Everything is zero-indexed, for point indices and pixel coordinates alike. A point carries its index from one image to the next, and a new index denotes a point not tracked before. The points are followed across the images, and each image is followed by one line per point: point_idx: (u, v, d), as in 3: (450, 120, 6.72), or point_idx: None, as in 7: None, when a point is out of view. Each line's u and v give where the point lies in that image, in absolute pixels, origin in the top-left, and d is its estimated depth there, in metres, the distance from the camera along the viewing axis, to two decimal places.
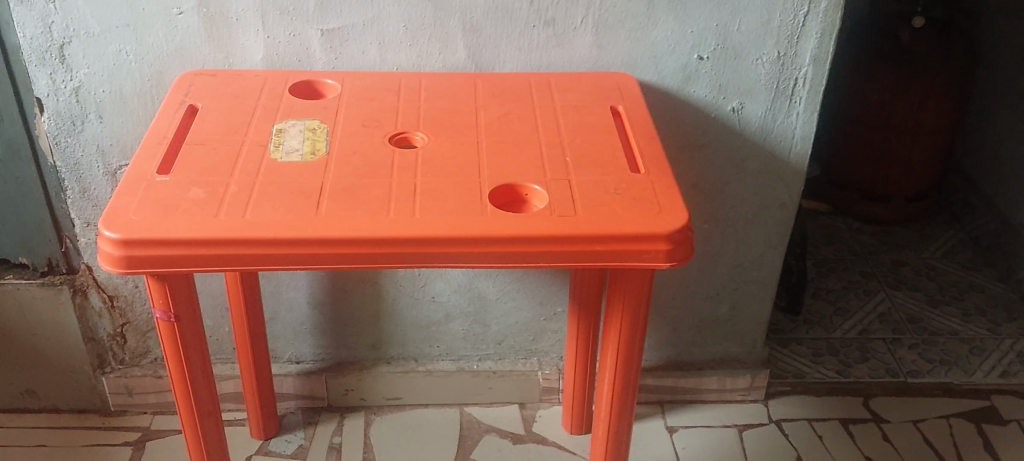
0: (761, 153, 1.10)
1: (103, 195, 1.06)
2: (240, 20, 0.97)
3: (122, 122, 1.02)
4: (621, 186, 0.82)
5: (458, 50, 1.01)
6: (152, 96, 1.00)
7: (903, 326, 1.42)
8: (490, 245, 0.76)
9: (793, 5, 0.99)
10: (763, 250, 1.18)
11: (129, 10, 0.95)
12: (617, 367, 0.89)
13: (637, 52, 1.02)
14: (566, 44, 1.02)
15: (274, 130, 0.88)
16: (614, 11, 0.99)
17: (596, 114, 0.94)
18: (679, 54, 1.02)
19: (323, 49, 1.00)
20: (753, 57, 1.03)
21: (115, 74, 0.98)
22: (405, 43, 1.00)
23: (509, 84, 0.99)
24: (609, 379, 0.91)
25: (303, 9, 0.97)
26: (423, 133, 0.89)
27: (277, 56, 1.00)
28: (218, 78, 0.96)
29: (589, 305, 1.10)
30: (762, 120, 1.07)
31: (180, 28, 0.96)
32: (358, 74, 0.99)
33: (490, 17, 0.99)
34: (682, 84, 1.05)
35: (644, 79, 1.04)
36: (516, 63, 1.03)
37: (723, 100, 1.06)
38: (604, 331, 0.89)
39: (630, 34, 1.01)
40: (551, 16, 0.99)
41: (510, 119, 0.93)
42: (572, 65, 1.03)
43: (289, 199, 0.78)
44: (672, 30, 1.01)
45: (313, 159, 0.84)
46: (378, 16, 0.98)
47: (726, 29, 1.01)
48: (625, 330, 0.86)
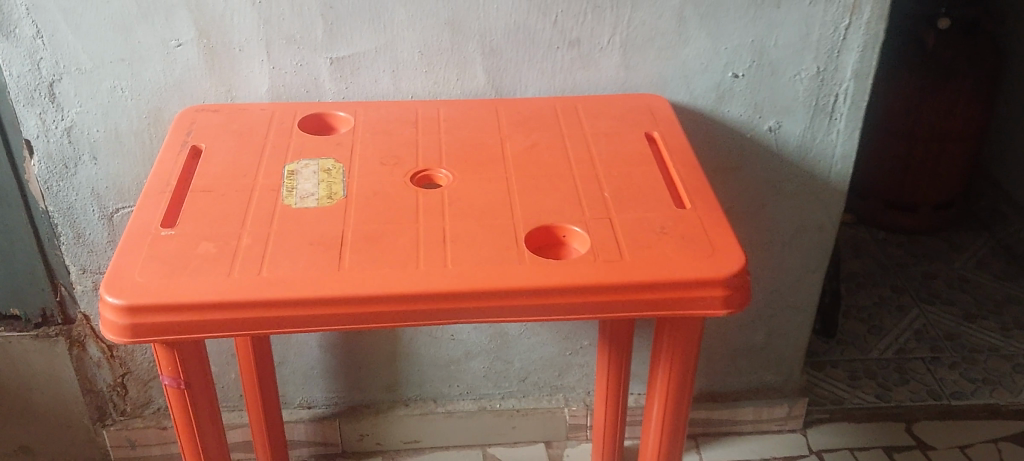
0: (801, 174, 1.03)
1: (100, 242, 0.99)
2: (244, 51, 0.89)
3: (118, 163, 0.94)
4: (668, 223, 0.75)
5: (478, 75, 0.94)
6: (151, 135, 0.93)
7: (940, 343, 1.36)
8: (531, 298, 0.69)
9: (833, 18, 0.93)
10: (801, 274, 1.10)
11: (124, 43, 0.87)
12: (668, 395, 0.83)
13: (668, 72, 0.95)
14: (593, 65, 0.95)
15: (285, 172, 0.81)
16: (643, 29, 0.92)
17: (630, 141, 0.87)
18: (712, 72, 0.96)
19: (332, 78, 0.92)
20: (791, 73, 0.96)
21: (109, 112, 0.91)
22: (420, 69, 0.93)
23: (533, 111, 0.92)
24: (660, 405, 0.85)
25: (311, 37, 0.89)
26: (446, 169, 0.82)
27: (283, 88, 0.92)
28: (222, 114, 0.89)
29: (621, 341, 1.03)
30: (801, 139, 1.00)
31: (180, 61, 0.89)
32: (372, 104, 0.92)
33: (511, 38, 0.92)
34: (716, 103, 0.98)
35: (675, 99, 0.97)
36: (540, 87, 0.96)
37: (760, 119, 0.99)
38: (657, 353, 0.82)
39: (660, 53, 0.94)
40: (576, 36, 0.92)
41: (539, 149, 0.86)
42: (598, 86, 0.96)
43: (307, 251, 0.71)
44: (704, 47, 0.94)
45: (330, 204, 0.77)
46: (391, 42, 0.91)
47: (762, 44, 0.94)
48: (678, 359, 0.79)
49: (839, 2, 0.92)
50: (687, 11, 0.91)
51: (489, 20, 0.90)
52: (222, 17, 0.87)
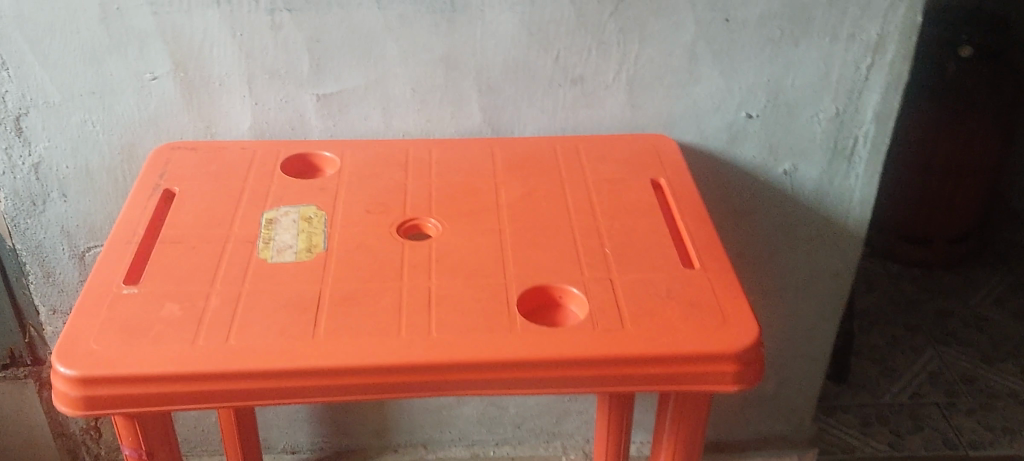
0: (816, 220, 0.97)
1: (70, 281, 0.94)
2: (223, 85, 0.84)
3: (89, 200, 0.89)
4: (674, 287, 0.69)
5: (474, 113, 0.88)
6: (123, 172, 0.88)
7: (956, 387, 1.30)
8: (521, 371, 0.63)
9: (854, 57, 0.87)
10: (815, 322, 1.04)
11: (94, 76, 0.82)
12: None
13: (677, 110, 0.90)
14: (596, 103, 0.89)
15: (264, 220, 0.76)
16: (651, 67, 0.87)
17: (636, 189, 0.81)
18: (725, 112, 0.90)
19: (318, 115, 0.87)
20: (808, 114, 0.90)
21: (79, 147, 0.86)
22: (412, 106, 0.87)
23: (532, 153, 0.86)
24: None
25: (296, 71, 0.84)
26: (436, 219, 0.77)
27: (267, 125, 0.87)
28: (199, 153, 0.83)
29: (625, 407, 0.96)
30: (818, 182, 0.94)
31: (155, 95, 0.84)
32: (359, 144, 0.86)
33: (511, 76, 0.86)
34: (728, 144, 0.92)
35: (684, 139, 0.92)
36: (539, 126, 0.90)
37: (774, 161, 0.93)
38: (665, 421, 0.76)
39: (669, 92, 0.89)
40: (579, 73, 0.87)
41: (537, 197, 0.80)
42: (601, 125, 0.91)
43: (278, 317, 0.65)
44: (716, 85, 0.89)
45: (309, 258, 0.72)
46: (383, 78, 0.85)
47: (779, 83, 0.89)
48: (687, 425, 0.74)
49: (861, 41, 0.86)
50: (699, 48, 0.86)
51: (487, 56, 0.85)
52: (200, 50, 0.81)
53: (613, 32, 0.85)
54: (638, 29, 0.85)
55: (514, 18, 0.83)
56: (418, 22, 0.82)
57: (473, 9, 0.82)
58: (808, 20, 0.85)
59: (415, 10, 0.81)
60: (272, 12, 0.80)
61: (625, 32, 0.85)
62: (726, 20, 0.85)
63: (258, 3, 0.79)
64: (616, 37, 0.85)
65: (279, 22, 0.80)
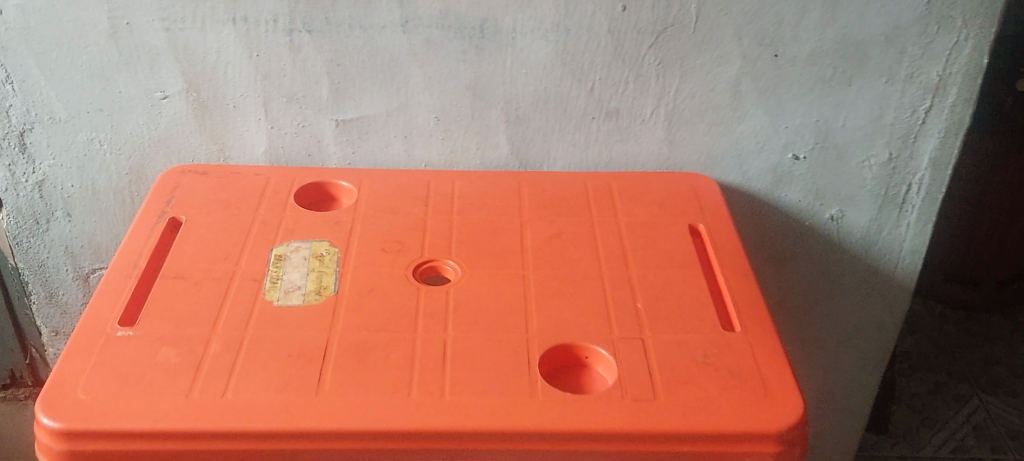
0: (862, 269, 0.91)
1: (73, 302, 0.91)
2: (237, 107, 0.79)
3: (95, 220, 0.85)
4: (711, 352, 0.63)
5: (500, 144, 0.83)
6: (131, 193, 0.84)
7: (1002, 443, 1.23)
8: (542, 443, 0.57)
9: (911, 100, 0.81)
10: (857, 375, 0.98)
11: (103, 92, 0.78)
12: None
13: (718, 149, 0.84)
14: (631, 138, 0.84)
15: (272, 256, 0.71)
16: (692, 102, 0.82)
17: (672, 235, 0.75)
18: (770, 152, 0.84)
19: (336, 141, 0.82)
20: (859, 158, 0.84)
21: (85, 166, 0.82)
22: (435, 135, 0.82)
23: (562, 191, 0.81)
24: None
25: (314, 96, 0.79)
26: (455, 260, 0.72)
27: (283, 149, 0.82)
28: (209, 179, 0.79)
29: None
30: (866, 230, 0.88)
31: (165, 115, 0.79)
32: (378, 174, 0.82)
33: (541, 107, 0.81)
34: (772, 186, 0.86)
35: (724, 180, 0.86)
36: (569, 160, 0.85)
37: (821, 206, 0.87)
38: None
39: (711, 128, 0.83)
40: (614, 106, 0.82)
41: (564, 240, 0.74)
42: (636, 162, 0.85)
43: (279, 369, 0.60)
44: (761, 124, 0.83)
45: (318, 301, 0.67)
46: (406, 104, 0.80)
47: (828, 124, 0.83)
48: None
49: (920, 82, 0.80)
50: (744, 84, 0.81)
51: (516, 85, 0.80)
52: (213, 69, 0.77)
53: (651, 64, 0.79)
54: (679, 62, 0.79)
55: (547, 47, 0.78)
56: (445, 48, 0.77)
57: (503, 36, 0.77)
58: (862, 59, 0.79)
59: (443, 35, 0.76)
60: (289, 33, 0.75)
61: (665, 65, 0.79)
62: (775, 55, 0.79)
63: (276, 23, 0.75)
64: (655, 69, 0.79)
65: (298, 43, 0.76)
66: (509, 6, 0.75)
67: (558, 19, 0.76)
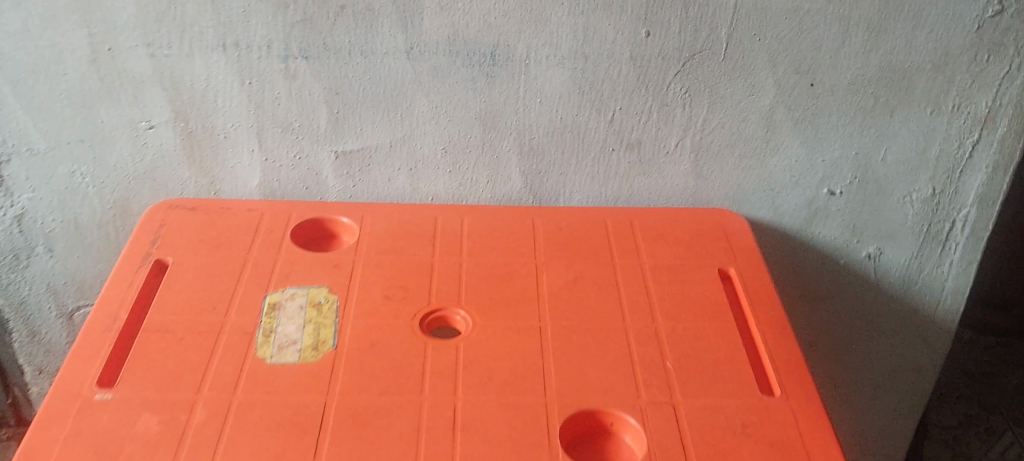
0: (900, 310, 0.84)
1: (58, 341, 0.85)
2: (228, 138, 0.74)
3: (78, 256, 0.80)
4: (750, 421, 0.57)
5: (513, 178, 0.77)
6: (115, 227, 0.78)
7: None
8: None
9: (958, 132, 0.75)
10: (891, 419, 0.91)
11: (84, 122, 0.72)
12: None
13: (748, 183, 0.78)
14: (654, 171, 0.78)
15: (265, 305, 0.65)
16: (721, 133, 0.76)
17: (700, 282, 0.69)
18: (805, 187, 0.79)
19: (336, 174, 0.76)
20: (900, 193, 0.78)
21: (66, 200, 0.76)
22: (442, 168, 0.76)
23: (580, 229, 0.75)
24: None
25: (312, 125, 0.73)
26: (465, 310, 0.66)
27: (279, 182, 0.76)
28: (199, 215, 0.73)
29: None
30: (905, 269, 0.82)
31: (151, 146, 0.74)
32: (381, 209, 0.76)
33: (556, 138, 0.75)
34: (806, 222, 0.80)
35: (753, 216, 0.80)
36: (586, 194, 0.79)
37: (858, 243, 0.81)
38: None
39: (741, 162, 0.77)
40: (636, 137, 0.76)
41: (583, 286, 0.69)
42: (659, 196, 0.79)
43: (273, 439, 0.54)
44: (796, 157, 0.77)
45: (315, 358, 0.61)
46: (411, 134, 0.74)
47: (868, 158, 0.77)
48: None
49: (968, 113, 0.74)
50: (778, 114, 0.75)
51: (531, 115, 0.74)
52: (201, 98, 0.71)
53: (678, 93, 0.73)
54: (707, 90, 0.73)
55: (564, 74, 0.72)
56: (453, 76, 0.72)
57: (516, 63, 0.71)
58: (907, 88, 0.73)
59: (450, 62, 0.71)
60: (285, 59, 0.70)
61: (692, 94, 0.74)
62: (811, 85, 0.73)
63: (270, 49, 0.69)
64: (682, 99, 0.74)
65: (294, 70, 0.70)
66: (523, 31, 0.70)
67: (576, 44, 0.71)
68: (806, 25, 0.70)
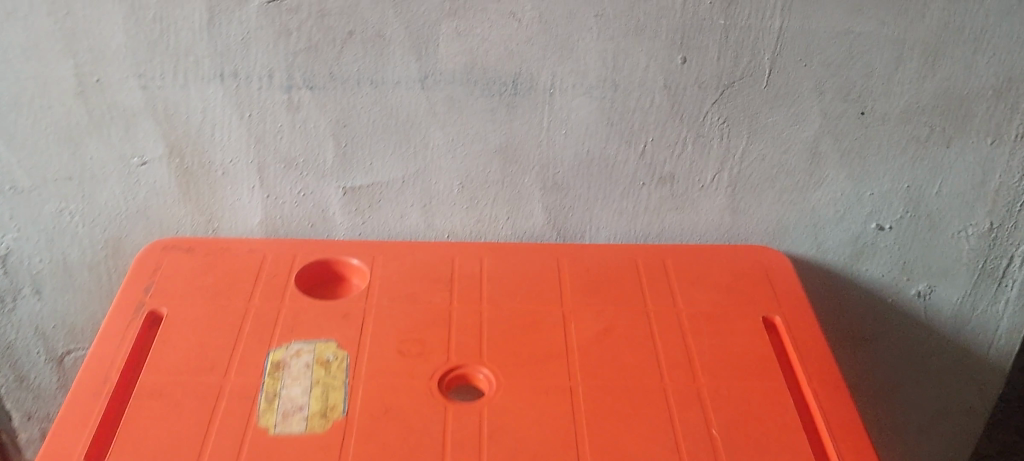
0: (950, 350, 0.79)
1: (48, 386, 0.80)
2: (227, 174, 0.68)
3: (67, 298, 0.74)
4: None
5: (535, 214, 0.72)
6: (107, 268, 0.72)
7: None
8: None
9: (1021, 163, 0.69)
10: None
11: (71, 158, 0.66)
12: None
13: (790, 218, 0.72)
14: (689, 206, 0.72)
15: (268, 363, 0.59)
16: (761, 166, 0.70)
17: (742, 333, 0.64)
18: (850, 222, 0.73)
19: (344, 211, 0.70)
20: (954, 228, 0.73)
21: (55, 240, 0.70)
22: (459, 204, 0.71)
23: (609, 270, 0.69)
24: None
25: (317, 161, 0.68)
26: (488, 369, 0.60)
27: (282, 220, 0.71)
28: (196, 258, 0.67)
29: None
30: (957, 307, 0.77)
31: (144, 183, 0.68)
32: (393, 249, 0.70)
33: (582, 172, 0.70)
34: (852, 259, 0.75)
35: (796, 252, 0.74)
36: (615, 230, 0.73)
37: (907, 281, 0.76)
38: None
39: (782, 196, 0.71)
40: (668, 170, 0.70)
41: (616, 339, 0.63)
42: (693, 232, 0.73)
43: None
44: (843, 190, 0.71)
45: (323, 426, 0.55)
46: (425, 169, 0.69)
47: (921, 192, 0.71)
48: None
49: None
50: (824, 145, 0.69)
51: (554, 148, 0.68)
52: (198, 133, 0.66)
53: (715, 124, 0.67)
54: (747, 120, 0.67)
55: (591, 104, 0.66)
56: (471, 107, 0.66)
57: (539, 92, 0.65)
58: (966, 116, 0.67)
59: (468, 93, 0.65)
60: (287, 90, 0.64)
61: (730, 124, 0.68)
62: (861, 113, 0.67)
63: (271, 79, 0.64)
64: (719, 130, 0.68)
65: (297, 101, 0.65)
66: (547, 58, 0.64)
67: (605, 72, 0.65)
68: (855, 50, 0.64)
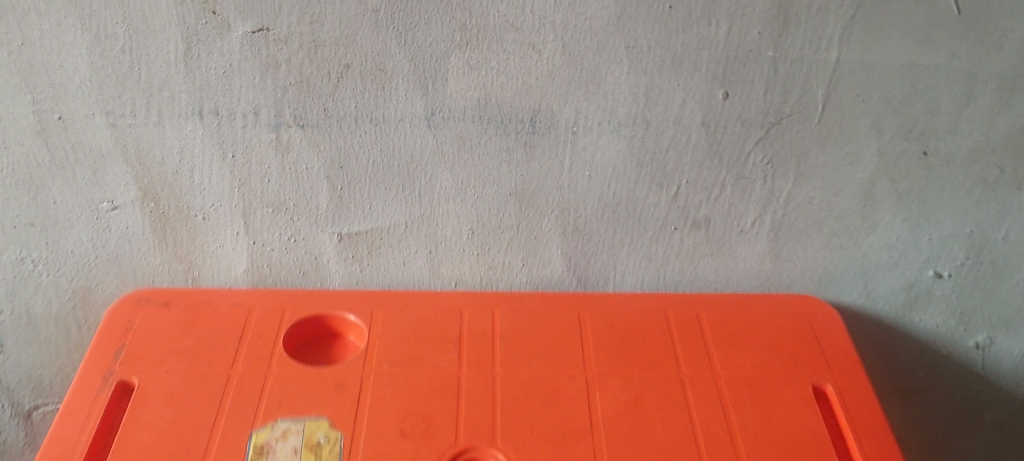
0: (1009, 404, 0.71)
1: (14, 442, 0.73)
2: (208, 219, 0.60)
3: (33, 352, 0.66)
4: None
5: (554, 261, 0.64)
6: (77, 320, 0.65)
7: None
8: None
9: None
10: None
11: (33, 203, 0.59)
12: None
13: (838, 265, 0.65)
14: (725, 252, 0.64)
15: (251, 448, 0.51)
16: (808, 210, 0.62)
17: (791, 406, 0.56)
18: (904, 269, 0.65)
19: (339, 258, 0.63)
20: (1020, 276, 0.65)
21: (17, 290, 0.63)
22: (469, 250, 0.63)
23: (637, 326, 0.61)
24: None
25: (310, 205, 0.60)
26: (502, 452, 0.51)
27: (269, 268, 0.63)
28: (172, 314, 0.60)
29: None
30: (1019, 360, 0.69)
31: (115, 229, 0.61)
32: (394, 301, 0.62)
33: (607, 217, 0.62)
34: (905, 309, 0.67)
35: (842, 300, 0.67)
36: (642, 278, 0.66)
37: (965, 332, 0.68)
38: None
39: (831, 242, 0.64)
40: (703, 214, 0.62)
41: (649, 413, 0.54)
42: (729, 280, 0.66)
43: None
44: (898, 236, 0.63)
45: None
46: (430, 214, 0.61)
47: (986, 237, 0.63)
48: None
49: None
50: (880, 188, 0.61)
51: (576, 191, 0.61)
52: (174, 176, 0.58)
53: (759, 164, 0.60)
54: (795, 161, 0.60)
55: (619, 144, 0.58)
56: (484, 147, 0.58)
57: (561, 130, 0.58)
58: None
59: (480, 131, 0.57)
60: (276, 128, 0.56)
61: (775, 165, 0.60)
62: (923, 154, 0.59)
63: (257, 117, 0.56)
64: (763, 171, 0.60)
65: (287, 141, 0.57)
66: (570, 93, 0.56)
67: (635, 108, 0.57)
68: (921, 84, 0.56)
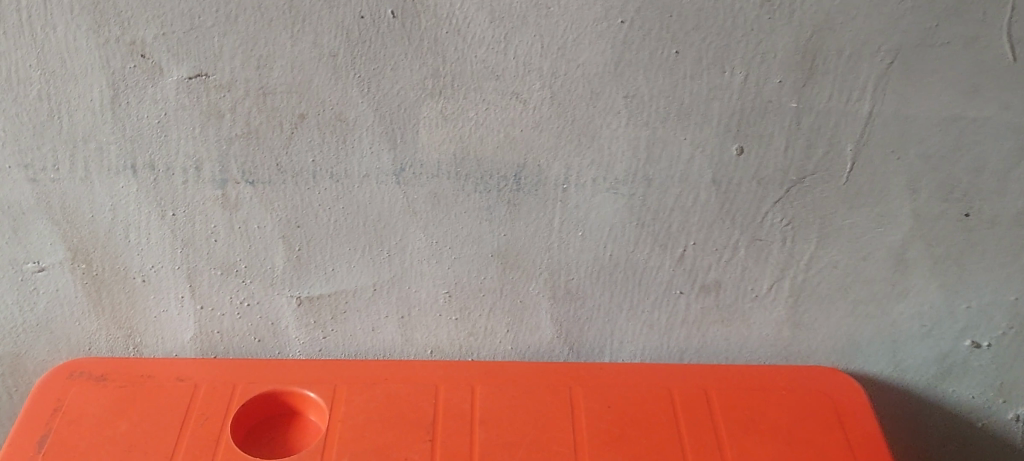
0: None
1: None
2: (148, 283, 0.53)
3: None
4: None
5: (543, 327, 0.57)
6: (8, 387, 0.58)
7: None
8: None
9: None
10: None
11: None
12: None
13: (864, 332, 0.58)
14: (737, 318, 0.57)
15: None
16: (832, 275, 0.55)
17: None
18: (937, 339, 0.58)
19: (298, 324, 0.56)
20: None
21: None
22: (446, 315, 0.56)
23: (634, 408, 0.54)
24: None
25: (265, 267, 0.53)
26: None
27: (220, 335, 0.56)
28: (109, 392, 0.53)
29: None
30: None
31: (43, 292, 0.53)
32: (360, 373, 0.55)
33: (603, 280, 0.55)
34: (937, 379, 0.60)
35: (867, 369, 0.60)
36: (642, 346, 0.58)
37: (1003, 404, 0.61)
38: None
39: (857, 308, 0.56)
40: (712, 278, 0.55)
41: None
42: (741, 348, 0.59)
43: None
44: (932, 302, 0.56)
45: None
46: (402, 277, 0.54)
47: None
48: None
49: None
50: (914, 251, 0.53)
51: (568, 253, 0.53)
52: (108, 235, 0.51)
53: (776, 226, 0.52)
54: (819, 222, 0.52)
55: (617, 202, 0.51)
56: (461, 205, 0.51)
57: (550, 187, 0.50)
58: None
59: (457, 189, 0.50)
60: (222, 185, 0.49)
61: (796, 226, 0.52)
62: (965, 215, 0.52)
63: (200, 173, 0.49)
64: (781, 233, 0.53)
65: (235, 198, 0.50)
66: (561, 147, 0.49)
67: (635, 164, 0.49)
68: (966, 139, 0.49)
